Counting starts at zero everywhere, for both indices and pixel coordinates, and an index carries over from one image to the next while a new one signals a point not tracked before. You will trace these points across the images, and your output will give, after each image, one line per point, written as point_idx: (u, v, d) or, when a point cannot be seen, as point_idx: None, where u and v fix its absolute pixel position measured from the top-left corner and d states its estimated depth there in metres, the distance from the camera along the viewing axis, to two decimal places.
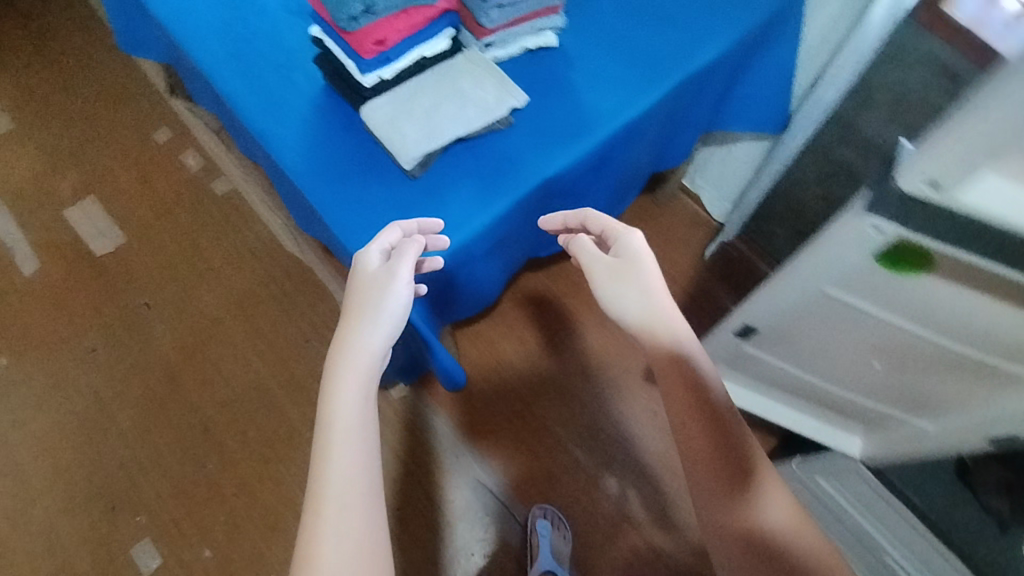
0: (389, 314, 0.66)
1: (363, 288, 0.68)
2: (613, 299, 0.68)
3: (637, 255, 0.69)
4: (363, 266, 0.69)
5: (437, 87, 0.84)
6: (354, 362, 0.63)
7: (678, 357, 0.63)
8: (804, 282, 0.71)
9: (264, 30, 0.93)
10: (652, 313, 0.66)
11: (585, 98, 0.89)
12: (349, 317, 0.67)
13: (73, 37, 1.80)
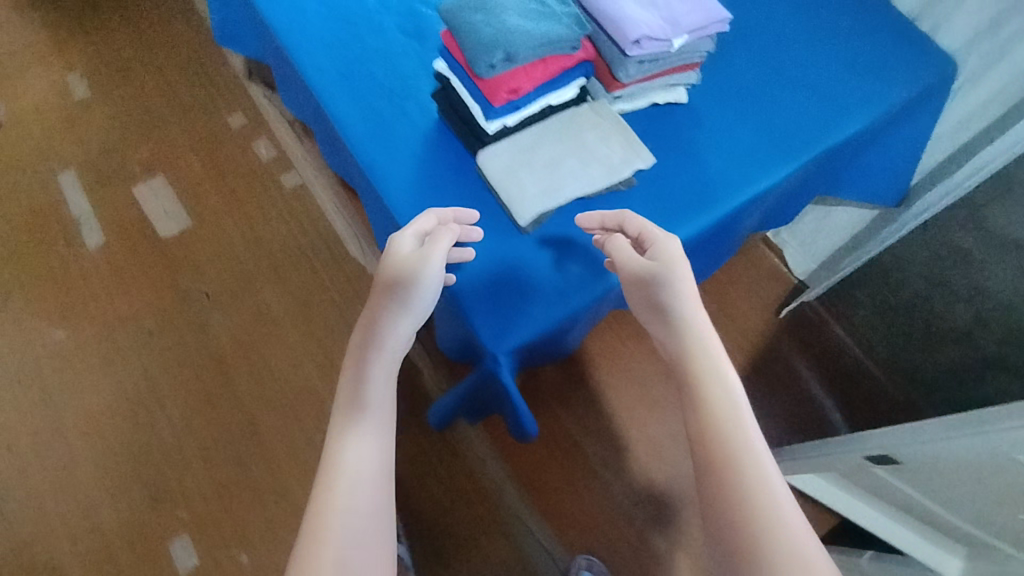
0: (421, 304, 0.61)
1: (398, 275, 0.61)
2: (650, 310, 0.66)
3: (671, 258, 0.66)
4: (394, 247, 0.65)
5: (560, 138, 0.78)
6: (386, 355, 0.58)
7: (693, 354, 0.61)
8: (997, 443, 0.69)
9: (380, 51, 0.88)
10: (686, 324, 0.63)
11: (711, 162, 0.82)
12: (374, 299, 0.61)
13: (157, 10, 1.79)
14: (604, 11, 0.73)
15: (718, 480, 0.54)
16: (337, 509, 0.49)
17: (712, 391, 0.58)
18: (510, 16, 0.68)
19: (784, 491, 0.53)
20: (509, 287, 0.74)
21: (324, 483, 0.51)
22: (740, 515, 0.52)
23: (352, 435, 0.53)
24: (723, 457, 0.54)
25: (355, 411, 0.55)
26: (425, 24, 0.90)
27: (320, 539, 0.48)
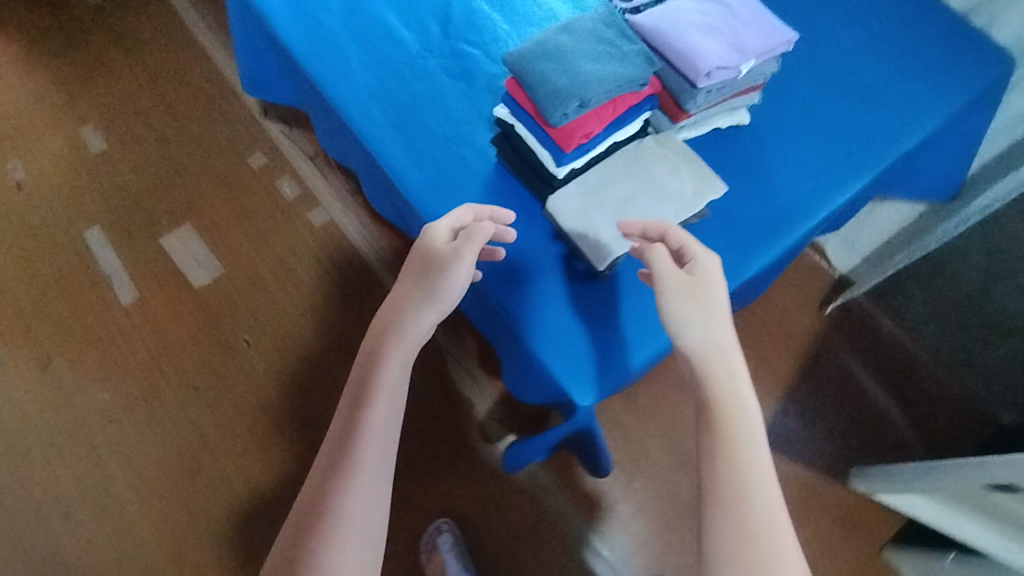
0: (445, 299, 0.65)
1: (426, 266, 0.66)
2: (676, 322, 0.64)
3: (707, 277, 0.65)
4: (430, 234, 0.68)
5: (629, 175, 0.77)
6: (406, 342, 0.64)
7: (706, 349, 0.63)
8: None
9: (429, 97, 0.85)
10: (711, 341, 0.63)
11: (779, 184, 0.80)
12: (408, 286, 0.66)
13: (164, 53, 1.76)
14: (669, 45, 0.71)
15: (717, 502, 0.57)
16: (347, 489, 0.57)
17: (728, 413, 0.60)
18: (579, 61, 0.66)
19: (758, 488, 0.57)
20: (592, 335, 0.73)
21: (335, 467, 0.58)
22: (730, 535, 0.55)
23: (366, 424, 0.60)
24: (725, 481, 0.57)
25: (370, 397, 0.61)
26: (472, 64, 0.87)
27: (330, 515, 0.56)
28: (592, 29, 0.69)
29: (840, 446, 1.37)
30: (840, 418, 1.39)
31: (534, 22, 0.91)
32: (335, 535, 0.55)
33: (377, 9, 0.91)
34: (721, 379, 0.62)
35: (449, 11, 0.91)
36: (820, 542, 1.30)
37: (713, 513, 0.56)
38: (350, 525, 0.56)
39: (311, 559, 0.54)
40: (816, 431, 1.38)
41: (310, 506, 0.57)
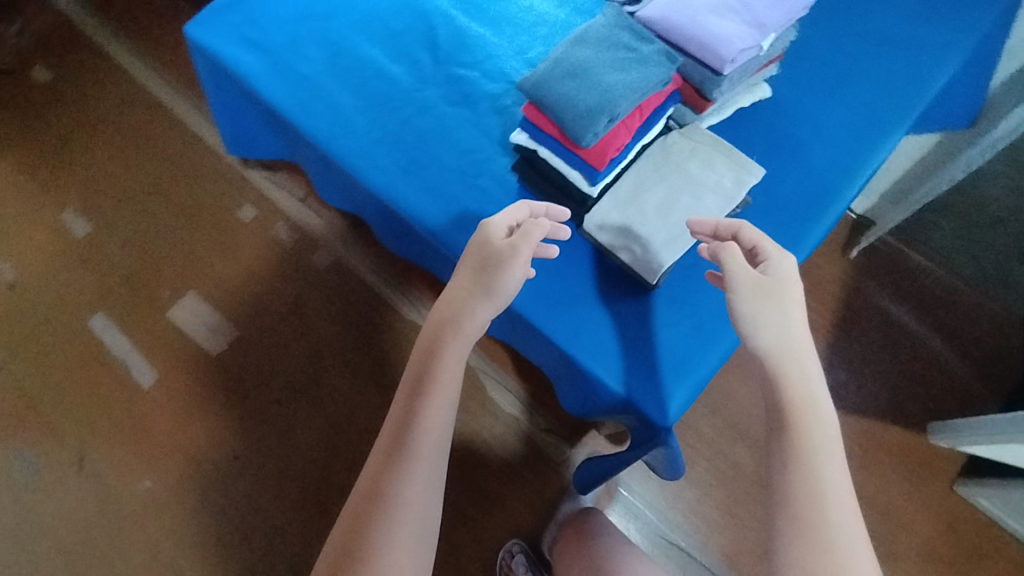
0: (503, 298, 0.64)
1: (482, 262, 0.65)
2: (752, 322, 0.62)
3: (783, 281, 0.63)
4: (486, 228, 0.66)
5: (664, 176, 0.73)
6: (461, 340, 0.65)
7: (785, 351, 0.61)
8: None
9: (434, 133, 0.81)
10: (787, 342, 0.62)
11: (816, 155, 0.76)
12: (466, 283, 0.65)
13: (129, 120, 1.69)
14: (684, 35, 0.67)
15: (791, 504, 0.57)
16: (408, 478, 0.61)
17: (804, 422, 0.59)
18: (602, 73, 0.62)
19: (833, 495, 0.57)
20: (656, 352, 0.70)
21: (399, 453, 0.62)
22: (803, 541, 0.55)
23: (426, 420, 0.63)
24: (799, 489, 0.57)
25: (431, 392, 0.64)
26: (470, 88, 0.83)
27: (391, 502, 0.60)
28: (606, 34, 0.65)
29: (892, 390, 1.36)
30: (887, 363, 1.37)
31: (523, 30, 0.86)
32: (396, 520, 0.60)
33: (358, 49, 0.86)
34: (801, 386, 0.60)
35: (433, 36, 0.86)
36: (892, 491, 1.29)
37: (785, 518, 0.57)
38: (409, 511, 0.61)
39: (373, 536, 0.59)
40: (866, 380, 1.37)
41: (373, 487, 0.62)
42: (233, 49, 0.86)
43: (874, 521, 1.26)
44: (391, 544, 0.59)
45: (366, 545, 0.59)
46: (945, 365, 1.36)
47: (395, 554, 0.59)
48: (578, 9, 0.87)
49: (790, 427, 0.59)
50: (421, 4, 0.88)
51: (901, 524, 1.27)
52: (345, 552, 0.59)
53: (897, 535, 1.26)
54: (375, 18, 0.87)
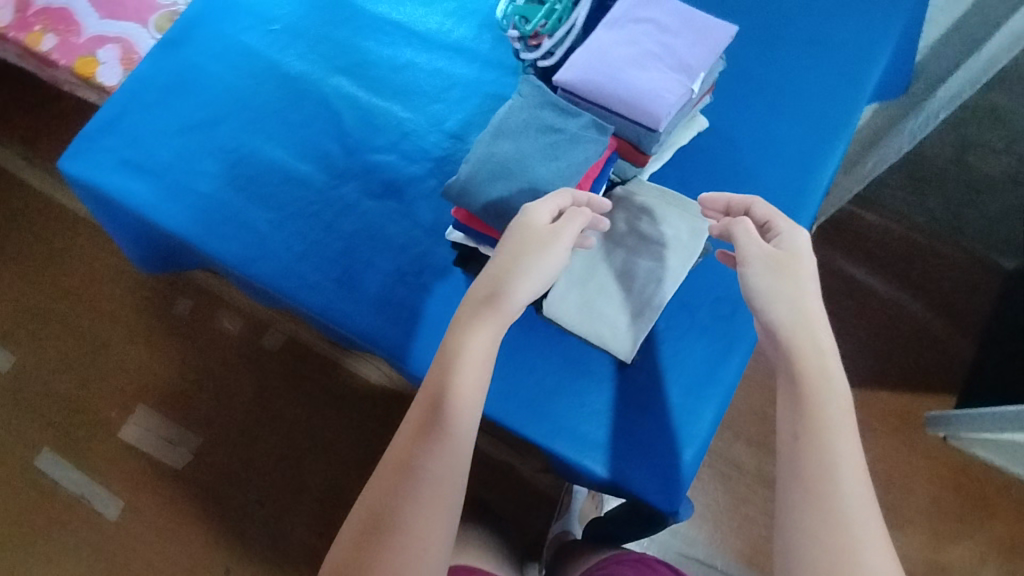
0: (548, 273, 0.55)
1: (522, 245, 0.55)
2: (767, 295, 0.55)
3: (797, 254, 0.57)
4: (524, 215, 0.55)
5: (616, 243, 0.68)
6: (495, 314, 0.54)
7: (802, 325, 0.54)
8: None
9: (363, 231, 0.74)
10: (804, 319, 0.55)
11: (767, 179, 0.72)
12: (506, 266, 0.55)
13: (31, 232, 1.55)
14: (611, 95, 0.61)
15: (802, 480, 0.50)
16: (438, 455, 0.52)
17: (822, 395, 0.52)
18: (532, 164, 0.57)
19: (850, 475, 0.49)
20: (647, 427, 0.65)
21: (427, 427, 0.53)
22: (813, 525, 0.48)
23: (461, 393, 0.53)
24: (812, 466, 0.50)
25: (460, 366, 0.53)
26: (391, 174, 0.76)
27: (422, 480, 0.51)
28: (527, 115, 0.58)
29: (875, 357, 1.35)
30: (863, 331, 1.37)
31: (434, 96, 0.79)
32: (426, 503, 0.51)
33: (259, 152, 0.78)
34: (818, 365, 0.53)
35: (339, 121, 0.78)
36: (893, 459, 1.29)
37: (794, 498, 0.50)
38: (437, 490, 0.51)
39: (398, 514, 0.51)
40: (847, 352, 1.36)
41: (401, 461, 0.52)
42: (119, 180, 0.77)
43: (882, 494, 1.26)
44: (420, 528, 0.50)
45: (393, 525, 0.50)
46: (918, 320, 1.37)
47: (422, 537, 0.50)
48: (487, 61, 0.79)
49: (807, 401, 0.52)
50: (317, 88, 0.80)
51: (908, 491, 1.27)
52: (369, 528, 0.51)
53: (907, 502, 1.26)
54: (270, 114, 0.79)
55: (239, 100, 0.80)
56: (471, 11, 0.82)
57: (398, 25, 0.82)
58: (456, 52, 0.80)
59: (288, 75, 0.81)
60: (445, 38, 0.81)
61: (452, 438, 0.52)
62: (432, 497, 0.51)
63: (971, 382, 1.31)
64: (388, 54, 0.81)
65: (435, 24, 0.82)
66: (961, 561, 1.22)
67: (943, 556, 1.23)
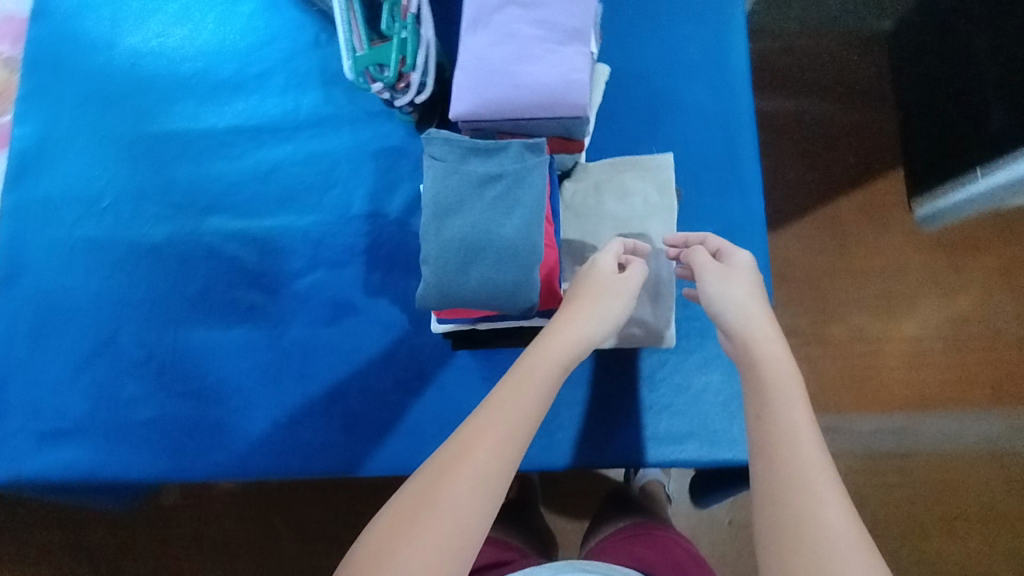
0: (612, 312, 0.50)
1: (592, 283, 0.52)
2: (716, 299, 0.52)
3: (746, 270, 0.53)
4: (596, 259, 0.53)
5: (596, 236, 0.63)
6: (558, 341, 0.49)
7: (748, 330, 0.49)
8: None
9: (331, 365, 0.64)
10: (749, 322, 0.50)
11: (693, 94, 0.68)
12: (576, 299, 0.51)
13: None
14: (520, 105, 0.53)
15: (765, 458, 0.43)
16: (490, 450, 0.43)
17: (777, 374, 0.47)
18: (493, 228, 0.49)
19: (814, 451, 0.43)
20: (713, 397, 0.63)
21: (482, 423, 0.44)
22: (780, 520, 0.40)
23: (519, 401, 0.45)
24: (770, 445, 0.44)
25: (523, 372, 0.47)
26: (329, 291, 0.66)
27: (473, 469, 0.42)
28: (459, 177, 0.50)
29: (807, 166, 1.11)
30: (783, 136, 1.12)
31: (323, 184, 0.68)
32: (470, 495, 0.41)
33: (179, 344, 0.66)
34: (763, 359, 0.48)
35: (242, 266, 0.67)
36: (872, 254, 1.07)
37: (760, 488, 0.42)
38: (474, 487, 0.41)
39: (428, 502, 0.40)
40: (773, 173, 1.12)
41: (452, 454, 0.42)
42: (50, 457, 0.65)
43: (880, 276, 1.06)
44: (462, 524, 0.40)
45: (435, 510, 0.40)
46: (835, 109, 1.12)
47: (441, 534, 0.39)
48: (355, 118, 0.69)
49: (767, 381, 0.46)
50: (196, 243, 0.68)
51: (904, 265, 1.07)
52: (407, 510, 0.41)
53: (900, 282, 1.06)
54: (163, 297, 0.67)
55: (124, 302, 0.68)
56: (305, 73, 0.70)
57: (239, 130, 0.70)
58: (317, 127, 0.69)
59: (157, 246, 0.68)
60: (296, 117, 0.70)
61: (513, 436, 0.43)
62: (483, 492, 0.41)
63: (907, 129, 1.09)
64: (247, 167, 0.69)
65: (277, 106, 0.70)
66: (971, 307, 1.05)
67: (955, 309, 1.05)
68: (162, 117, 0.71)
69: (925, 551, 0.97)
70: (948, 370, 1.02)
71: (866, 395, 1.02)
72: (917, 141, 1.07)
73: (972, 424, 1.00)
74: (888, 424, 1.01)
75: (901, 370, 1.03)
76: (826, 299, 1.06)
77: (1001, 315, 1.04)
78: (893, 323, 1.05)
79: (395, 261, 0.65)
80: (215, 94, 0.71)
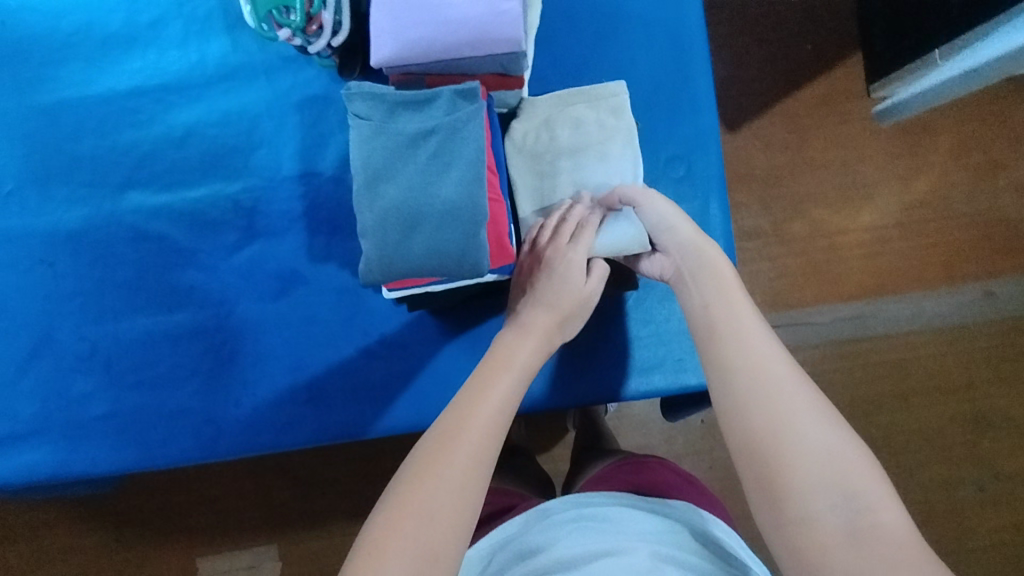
0: (566, 302, 0.52)
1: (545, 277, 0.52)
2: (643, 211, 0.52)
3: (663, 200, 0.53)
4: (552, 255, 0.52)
5: (556, 175, 0.57)
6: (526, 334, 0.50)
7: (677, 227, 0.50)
8: None
9: (286, 337, 0.61)
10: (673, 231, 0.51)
11: (637, 9, 0.63)
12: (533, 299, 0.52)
13: None
14: (444, 44, 0.48)
15: (713, 333, 0.44)
16: (476, 422, 0.42)
17: (713, 259, 0.48)
18: (431, 190, 0.45)
19: (752, 317, 0.44)
20: (676, 326, 0.63)
21: (465, 404, 0.44)
22: (736, 389, 0.41)
23: (500, 382, 0.45)
24: (717, 318, 0.45)
25: (502, 361, 0.48)
26: (273, 262, 0.62)
27: (470, 445, 0.41)
28: (388, 137, 0.46)
29: (768, 61, 1.06)
30: (739, 29, 1.06)
31: (246, 145, 0.62)
32: (474, 460, 0.41)
33: (121, 335, 0.62)
34: (690, 244, 0.49)
35: (173, 244, 0.62)
36: (832, 146, 1.06)
37: (714, 365, 0.43)
38: (466, 463, 0.40)
39: (421, 486, 0.39)
40: (733, 73, 1.06)
41: (438, 436, 0.42)
42: (6, 465, 0.61)
43: (839, 171, 1.05)
44: (465, 501, 0.39)
45: (444, 475, 0.40)
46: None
47: (435, 517, 0.38)
48: (269, 67, 0.62)
49: (706, 274, 0.47)
50: (116, 225, 0.62)
51: (861, 157, 1.06)
52: (415, 478, 0.40)
53: (858, 173, 1.05)
54: (93, 287, 0.62)
55: (51, 298, 0.62)
56: (205, 18, 0.62)
57: (141, 91, 0.63)
58: (228, 80, 0.62)
59: (74, 232, 0.62)
60: (204, 71, 0.62)
61: (503, 414, 0.44)
62: (484, 467, 0.41)
63: (865, 14, 1.05)
64: (158, 133, 0.62)
65: (178, 60, 0.62)
66: (928, 191, 1.05)
67: (913, 194, 1.05)
68: (50, 86, 0.63)
69: (884, 427, 1.03)
70: (905, 256, 1.04)
71: (828, 286, 1.04)
72: (875, 26, 1.03)
73: (926, 304, 1.04)
74: (848, 312, 1.04)
75: (859, 260, 1.04)
76: (788, 196, 1.05)
77: (956, 197, 1.05)
78: (853, 215, 1.05)
79: (337, 225, 0.61)
80: (105, 52, 0.63)
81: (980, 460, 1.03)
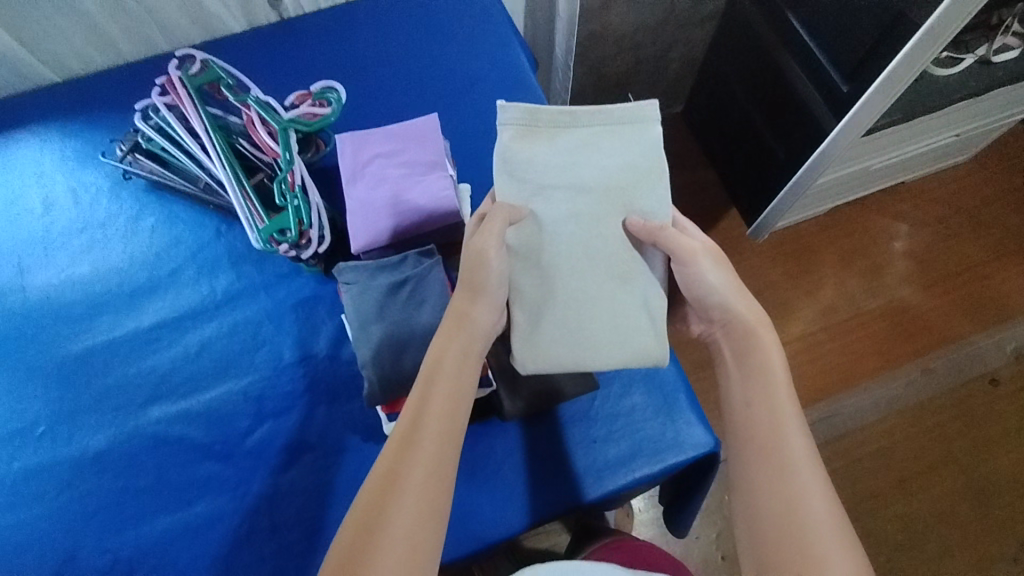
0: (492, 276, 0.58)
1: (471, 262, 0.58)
2: (687, 259, 0.60)
3: (720, 260, 0.63)
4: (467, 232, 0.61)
5: (558, 212, 0.60)
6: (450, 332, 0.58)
7: (738, 289, 0.62)
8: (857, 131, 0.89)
9: (298, 508, 0.67)
10: (734, 288, 0.62)
11: None
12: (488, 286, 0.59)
13: None
14: (404, 225, 0.66)
15: (759, 445, 0.54)
16: (422, 453, 0.51)
17: (767, 359, 0.58)
18: (412, 322, 0.59)
19: (801, 444, 0.53)
20: (636, 410, 0.72)
21: (412, 433, 0.52)
22: (772, 506, 0.51)
23: (438, 404, 0.54)
24: (762, 432, 0.54)
25: (438, 376, 0.55)
26: (281, 439, 0.70)
27: (417, 478, 0.50)
28: (373, 291, 0.60)
29: None
30: None
31: (252, 347, 0.75)
32: (426, 488, 0.50)
33: (142, 539, 0.66)
34: (741, 358, 0.59)
35: (192, 443, 0.70)
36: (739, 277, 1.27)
37: (754, 469, 0.53)
38: (417, 491, 0.50)
39: (383, 518, 0.48)
40: None
41: (391, 467, 0.51)
42: None
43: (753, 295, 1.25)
44: (421, 526, 0.49)
45: (400, 505, 0.49)
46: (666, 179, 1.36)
47: (395, 542, 0.48)
48: (268, 284, 0.78)
49: (754, 367, 0.58)
50: (139, 437, 0.70)
51: (766, 279, 1.26)
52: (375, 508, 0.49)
53: (770, 294, 1.25)
54: (116, 500, 0.68)
55: (74, 517, 0.67)
56: (214, 260, 0.79)
57: (161, 324, 0.76)
58: (235, 301, 0.77)
59: (100, 453, 0.70)
60: (214, 298, 0.77)
61: (443, 441, 0.52)
62: (433, 496, 0.50)
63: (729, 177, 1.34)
64: (176, 354, 0.75)
65: (193, 295, 0.78)
66: (834, 296, 1.25)
67: (820, 301, 1.24)
68: (83, 335, 0.76)
69: (895, 520, 1.09)
70: (838, 353, 1.20)
71: None
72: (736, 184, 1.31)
73: (878, 391, 1.17)
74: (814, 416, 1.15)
75: (802, 365, 1.19)
76: None
77: (857, 296, 1.25)
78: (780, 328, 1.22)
79: (335, 394, 0.72)
80: (132, 301, 0.78)
81: (998, 534, 1.09)
